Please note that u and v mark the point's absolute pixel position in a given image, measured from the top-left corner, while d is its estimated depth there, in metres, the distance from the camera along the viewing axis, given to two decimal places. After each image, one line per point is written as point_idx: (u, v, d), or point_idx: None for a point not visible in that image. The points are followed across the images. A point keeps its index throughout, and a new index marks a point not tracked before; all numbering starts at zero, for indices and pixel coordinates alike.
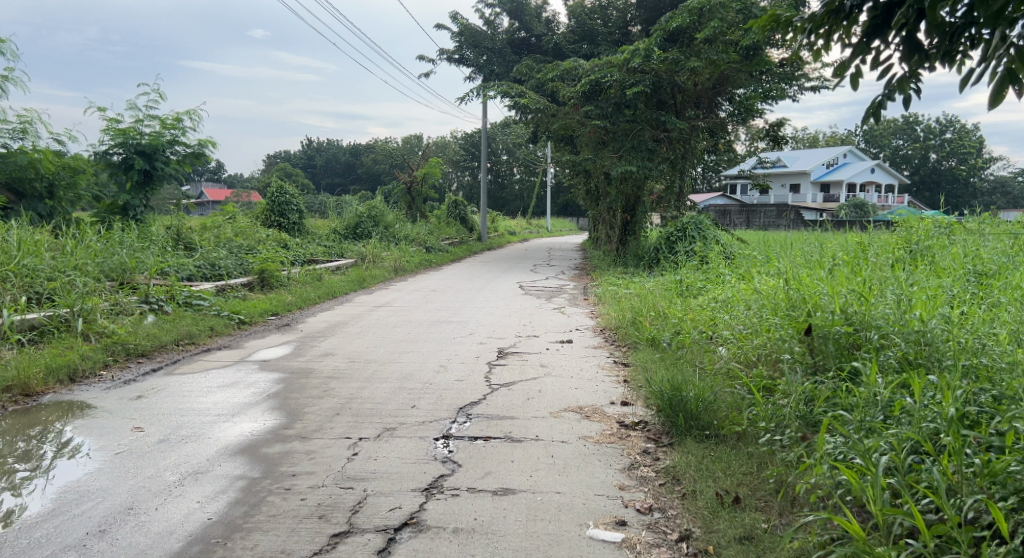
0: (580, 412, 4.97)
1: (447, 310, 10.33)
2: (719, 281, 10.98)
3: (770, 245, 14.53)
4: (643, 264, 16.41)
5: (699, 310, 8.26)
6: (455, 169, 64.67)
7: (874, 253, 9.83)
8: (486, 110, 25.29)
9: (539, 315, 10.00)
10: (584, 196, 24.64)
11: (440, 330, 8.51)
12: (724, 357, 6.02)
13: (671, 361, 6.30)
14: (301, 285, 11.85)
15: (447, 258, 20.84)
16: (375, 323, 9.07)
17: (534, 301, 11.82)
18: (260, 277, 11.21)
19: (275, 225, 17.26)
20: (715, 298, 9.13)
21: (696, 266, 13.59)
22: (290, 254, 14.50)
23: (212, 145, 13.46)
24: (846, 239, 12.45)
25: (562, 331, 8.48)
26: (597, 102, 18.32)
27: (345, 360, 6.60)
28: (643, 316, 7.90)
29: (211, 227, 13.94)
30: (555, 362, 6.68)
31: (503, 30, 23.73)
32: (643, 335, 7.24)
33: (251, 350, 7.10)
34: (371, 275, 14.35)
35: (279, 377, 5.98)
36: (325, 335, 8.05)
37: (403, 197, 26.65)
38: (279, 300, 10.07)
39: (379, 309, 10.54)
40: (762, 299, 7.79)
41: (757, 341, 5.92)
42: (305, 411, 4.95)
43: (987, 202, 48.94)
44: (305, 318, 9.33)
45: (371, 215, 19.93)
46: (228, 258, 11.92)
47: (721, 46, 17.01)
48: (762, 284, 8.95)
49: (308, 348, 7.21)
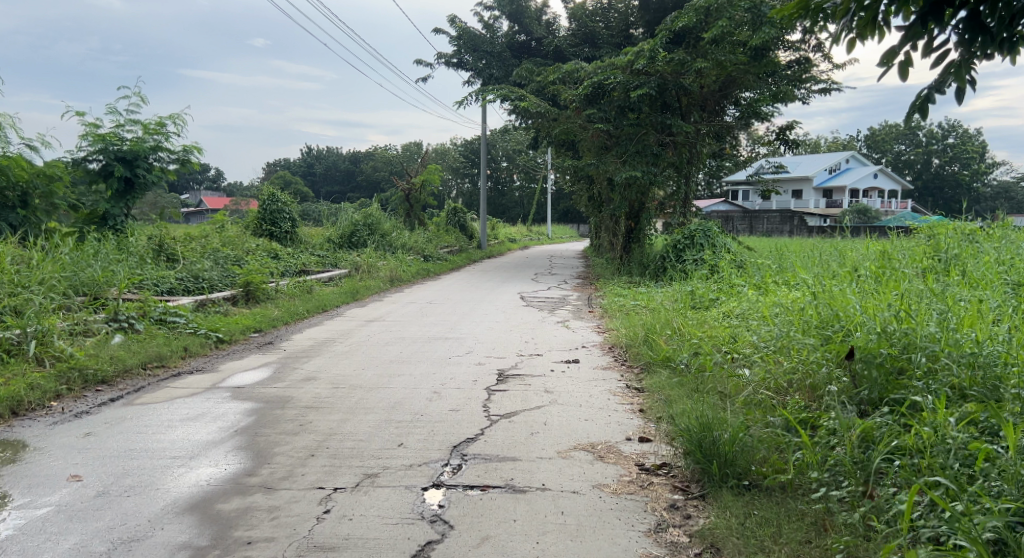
0: (591, 451, 4.32)
1: (443, 325, 9.68)
2: (734, 292, 10.34)
3: (782, 254, 13.86)
4: (649, 274, 15.77)
5: (716, 326, 7.62)
6: (455, 176, 64.10)
7: (900, 261, 9.17)
8: (486, 115, 24.72)
9: (542, 330, 9.34)
10: (587, 203, 24.00)
11: (435, 348, 7.85)
12: (751, 382, 5.40)
13: (692, 388, 5.67)
14: (290, 298, 11.22)
15: (445, 268, 20.18)
16: (366, 340, 8.42)
17: (536, 314, 11.18)
18: (244, 291, 10.48)
19: (266, 234, 16.62)
20: (733, 312, 8.45)
21: (705, 276, 12.93)
22: (281, 265, 13.86)
23: (198, 150, 12.85)
24: (865, 246, 11.81)
25: (567, 349, 7.81)
26: (600, 106, 17.69)
27: (328, 386, 5.96)
28: (656, 333, 7.25)
29: (198, 237, 13.31)
30: (561, 386, 6.02)
31: (503, 34, 23.19)
32: (656, 354, 6.60)
33: (226, 374, 6.42)
34: (365, 287, 13.71)
35: (250, 406, 5.33)
36: (310, 355, 7.40)
37: (401, 204, 26.08)
38: (263, 315, 9.43)
39: (371, 324, 9.89)
40: (784, 314, 7.17)
41: (787, 365, 5.31)
42: (274, 451, 4.31)
43: None
44: (291, 335, 8.67)
45: (367, 223, 19.29)
46: (213, 269, 11.30)
47: (728, 47, 16.46)
48: (782, 297, 8.30)
49: (290, 370, 6.57)
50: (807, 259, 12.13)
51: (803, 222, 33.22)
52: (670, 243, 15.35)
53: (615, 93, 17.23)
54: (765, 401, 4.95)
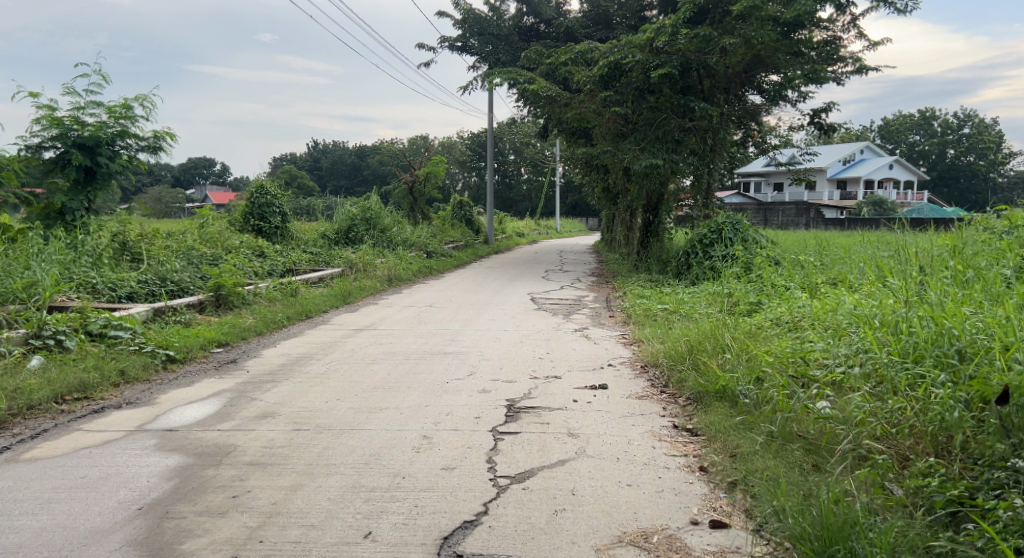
0: (645, 549, 3.02)
1: (441, 336, 8.27)
2: (782, 298, 8.91)
3: (825, 248, 12.44)
4: (671, 271, 14.36)
5: (774, 340, 6.23)
6: (462, 169, 62.75)
7: (983, 256, 7.69)
8: (493, 104, 23.31)
9: (557, 341, 7.92)
10: (599, 195, 22.57)
11: (430, 368, 6.47)
12: (846, 422, 4.12)
13: (760, 431, 4.37)
14: (271, 303, 9.87)
15: (449, 264, 18.84)
16: (349, 357, 7.04)
17: (549, 320, 9.78)
18: (215, 295, 9.06)
19: (254, 230, 15.29)
20: (789, 327, 6.99)
21: (739, 276, 11.50)
22: (266, 264, 12.54)
23: (172, 136, 11.44)
24: (927, 241, 10.29)
25: (591, 369, 6.42)
26: (616, 87, 16.63)
27: (287, 429, 4.59)
28: (701, 346, 5.89)
29: (173, 236, 12.02)
30: (588, 428, 4.66)
31: (509, 16, 21.72)
32: (706, 377, 5.26)
33: (165, 408, 5.06)
34: (359, 288, 12.35)
35: (174, 463, 3.97)
36: (276, 379, 6.04)
37: (404, 197, 24.73)
38: (232, 324, 8.09)
39: (359, 334, 8.51)
40: (864, 329, 5.76)
41: (896, 403, 3.99)
42: (181, 551, 2.97)
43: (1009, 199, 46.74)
44: (262, 349, 7.34)
45: (365, 218, 17.96)
46: (184, 270, 9.96)
47: (756, 22, 15.01)
48: (849, 304, 6.85)
49: (245, 404, 5.22)
50: (858, 258, 10.64)
51: (818, 214, 31.89)
52: (695, 238, 13.92)
53: (634, 74, 15.93)
54: (881, 460, 3.64)
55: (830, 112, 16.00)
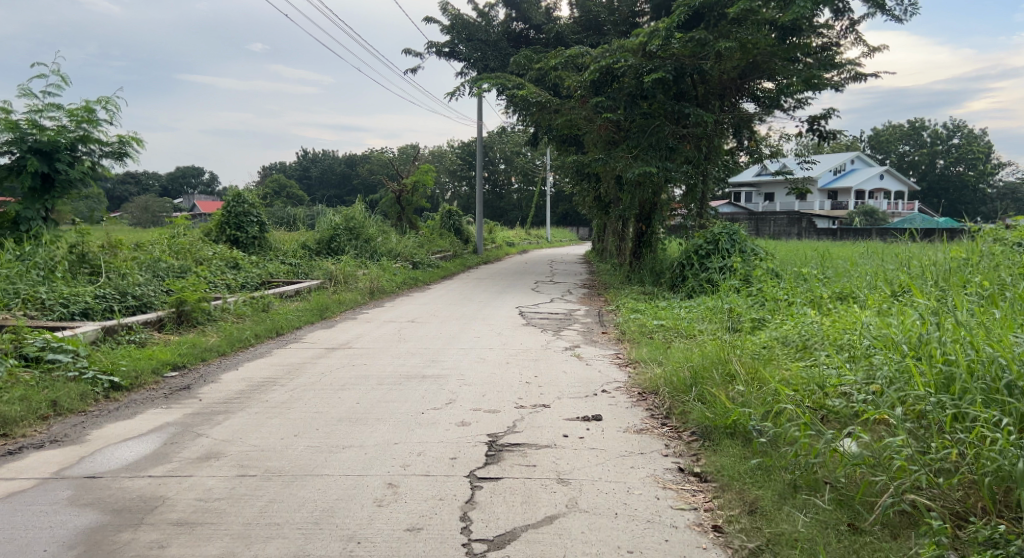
0: None
1: (420, 356, 7.63)
2: (788, 315, 8.34)
3: (827, 260, 11.88)
4: (665, 283, 13.80)
5: (788, 367, 5.66)
6: (452, 178, 62.21)
7: (1005, 271, 7.14)
8: (482, 111, 22.74)
9: (546, 362, 7.28)
10: (590, 204, 21.99)
11: (405, 395, 5.82)
12: (882, 468, 3.56)
13: (780, 479, 3.79)
14: (240, 319, 9.19)
15: (436, 275, 18.21)
16: (317, 381, 6.38)
17: (537, 337, 9.14)
18: (177, 311, 8.38)
19: (230, 240, 14.61)
20: (802, 353, 6.40)
21: (738, 291, 10.91)
22: (240, 277, 11.87)
23: (139, 141, 10.78)
24: (938, 253, 9.76)
25: (583, 396, 5.80)
26: (608, 93, 16.12)
27: (229, 475, 3.94)
28: (705, 370, 5.30)
29: (140, 248, 11.34)
30: (582, 472, 4.06)
31: (498, 22, 21.21)
32: (713, 408, 4.67)
33: (94, 446, 4.40)
34: (337, 302, 11.69)
35: (86, 522, 3.33)
36: (230, 409, 5.38)
37: (392, 206, 24.14)
38: (192, 344, 7.42)
39: (333, 354, 7.85)
40: (889, 355, 5.21)
41: (944, 450, 3.43)
42: None
43: None
44: (220, 372, 6.68)
45: (348, 227, 17.29)
46: (147, 284, 9.28)
47: (752, 27, 14.54)
48: (868, 327, 6.26)
49: (189, 440, 4.57)
50: (865, 271, 10.08)
51: (811, 224, 31.48)
52: (690, 249, 13.36)
53: (626, 79, 15.43)
54: (934, 526, 3.09)
55: (830, 119, 15.46)
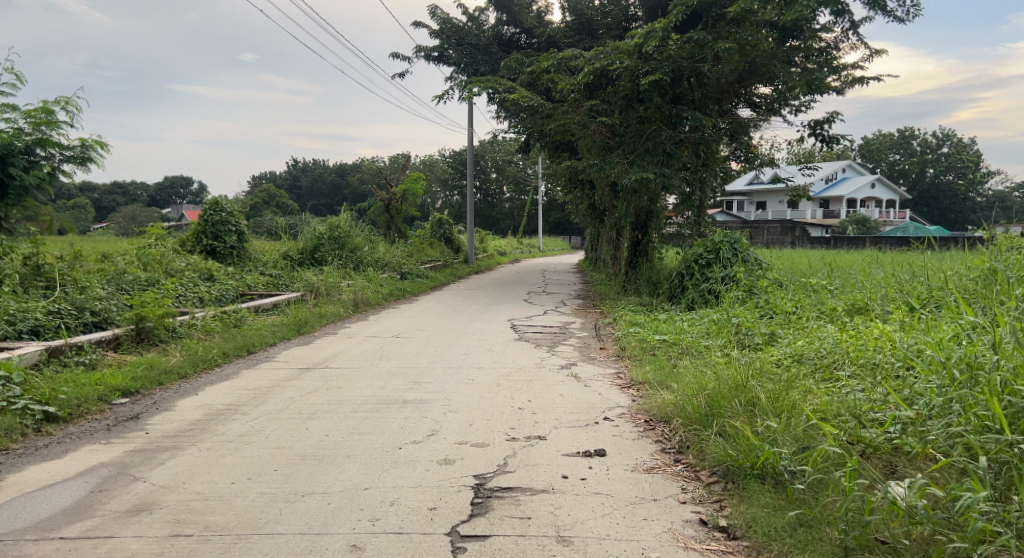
0: None
1: (402, 377, 6.93)
2: (804, 330, 7.71)
3: (836, 270, 11.28)
4: (664, 294, 13.17)
5: (817, 394, 5.03)
6: (443, 187, 61.64)
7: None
8: (472, 117, 22.10)
9: (541, 384, 6.59)
10: (584, 212, 21.36)
11: (382, 425, 5.13)
12: (954, 528, 2.93)
13: (827, 539, 3.13)
14: (208, 336, 8.48)
15: (425, 285, 17.54)
16: (285, 408, 5.69)
17: (530, 354, 8.45)
18: (136, 329, 7.68)
19: (206, 250, 13.90)
20: (828, 378, 5.77)
21: (743, 304, 10.29)
22: (214, 289, 11.17)
23: (103, 146, 10.09)
24: (957, 263, 9.15)
25: (583, 425, 5.14)
26: (602, 97, 15.55)
27: (159, 536, 3.29)
28: (722, 398, 4.64)
29: (106, 259, 10.64)
30: (587, 528, 3.41)
31: (489, 27, 20.59)
32: (736, 444, 4.02)
33: (5, 497, 3.72)
34: (317, 315, 10.99)
35: None
36: (178, 444, 4.69)
37: (381, 215, 23.48)
38: (149, 365, 6.72)
39: (307, 375, 7.15)
40: (939, 384, 4.57)
41: None
42: None
43: (988, 218, 46.57)
44: (177, 399, 5.98)
45: (333, 236, 16.61)
46: (107, 298, 8.58)
47: (750, 28, 13.81)
48: (902, 347, 5.62)
49: (121, 486, 3.90)
50: (879, 282, 9.46)
51: (805, 233, 30.97)
52: (690, 258, 12.73)
53: (621, 82, 14.87)
54: None
55: (832, 123, 14.82)
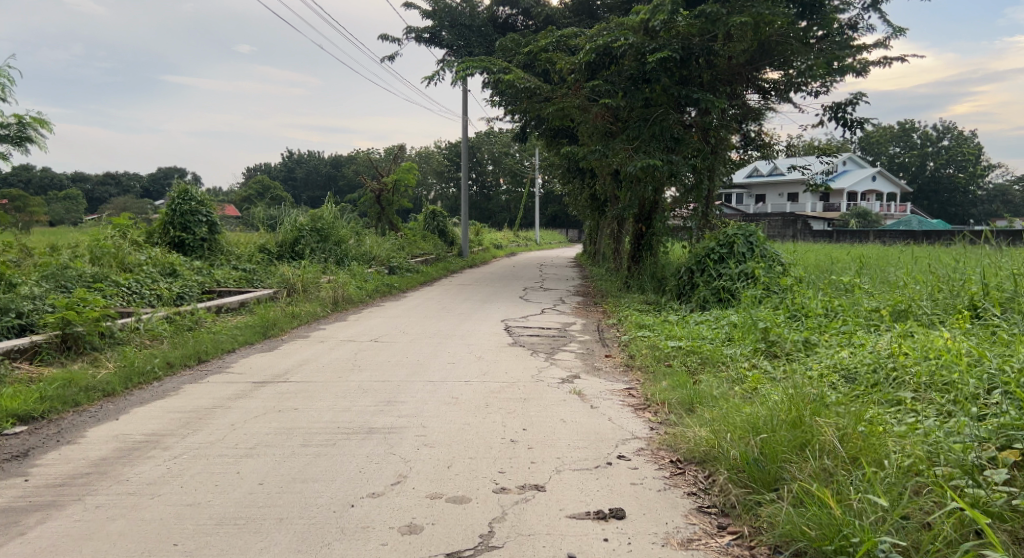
0: None
1: (372, 395, 5.77)
2: (845, 336, 6.58)
3: (866, 266, 10.17)
4: (672, 292, 12.06)
5: (893, 428, 3.93)
6: (439, 179, 60.45)
7: None
8: (466, 104, 20.89)
9: (539, 404, 5.43)
10: (584, 203, 20.21)
11: (336, 467, 4.00)
12: None
13: None
14: (154, 343, 7.33)
15: (413, 280, 16.40)
16: (218, 440, 4.55)
17: (526, 364, 7.28)
18: (62, 336, 6.53)
19: (173, 241, 12.72)
20: (895, 404, 4.67)
21: (766, 303, 9.18)
22: (175, 286, 10.00)
23: (46, 125, 8.92)
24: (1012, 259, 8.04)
25: (592, 466, 4.02)
26: (605, 77, 14.36)
27: None
28: (779, 440, 3.57)
29: (51, 252, 9.47)
30: None
31: (484, 7, 19.33)
32: (811, 513, 3.06)
33: None
34: (289, 316, 9.82)
35: None
36: (61, 499, 3.57)
37: (371, 206, 22.30)
38: (66, 380, 5.55)
39: (261, 391, 6.00)
40: None
41: None
42: None
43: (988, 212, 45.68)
44: (88, 426, 4.83)
45: (315, 228, 15.43)
46: (38, 296, 7.40)
47: (767, 3, 12.59)
48: (991, 369, 4.51)
49: None
50: (920, 279, 8.37)
51: (807, 226, 29.83)
52: (700, 253, 11.58)
53: (625, 61, 13.73)
54: None
55: (855, 105, 13.70)
